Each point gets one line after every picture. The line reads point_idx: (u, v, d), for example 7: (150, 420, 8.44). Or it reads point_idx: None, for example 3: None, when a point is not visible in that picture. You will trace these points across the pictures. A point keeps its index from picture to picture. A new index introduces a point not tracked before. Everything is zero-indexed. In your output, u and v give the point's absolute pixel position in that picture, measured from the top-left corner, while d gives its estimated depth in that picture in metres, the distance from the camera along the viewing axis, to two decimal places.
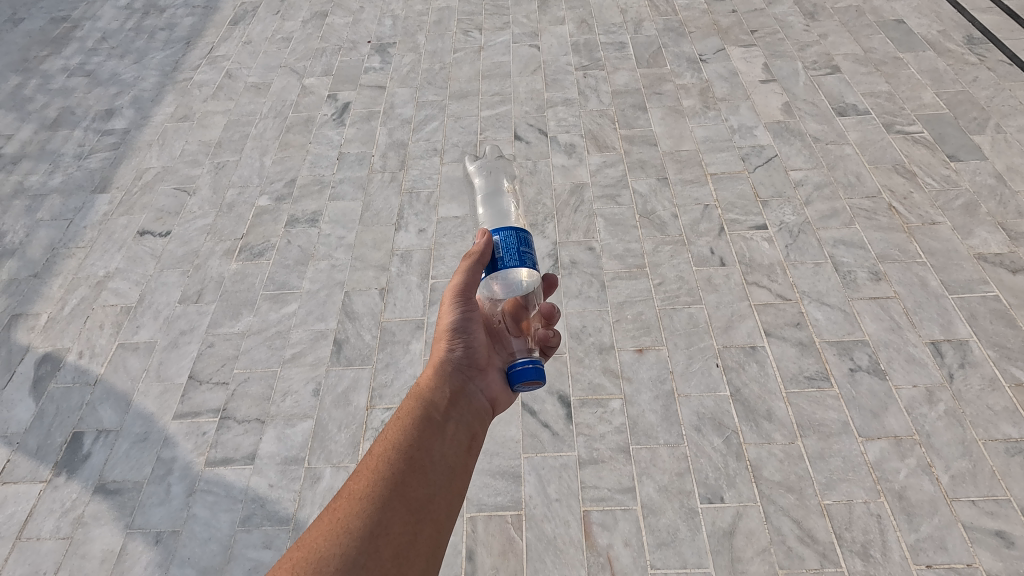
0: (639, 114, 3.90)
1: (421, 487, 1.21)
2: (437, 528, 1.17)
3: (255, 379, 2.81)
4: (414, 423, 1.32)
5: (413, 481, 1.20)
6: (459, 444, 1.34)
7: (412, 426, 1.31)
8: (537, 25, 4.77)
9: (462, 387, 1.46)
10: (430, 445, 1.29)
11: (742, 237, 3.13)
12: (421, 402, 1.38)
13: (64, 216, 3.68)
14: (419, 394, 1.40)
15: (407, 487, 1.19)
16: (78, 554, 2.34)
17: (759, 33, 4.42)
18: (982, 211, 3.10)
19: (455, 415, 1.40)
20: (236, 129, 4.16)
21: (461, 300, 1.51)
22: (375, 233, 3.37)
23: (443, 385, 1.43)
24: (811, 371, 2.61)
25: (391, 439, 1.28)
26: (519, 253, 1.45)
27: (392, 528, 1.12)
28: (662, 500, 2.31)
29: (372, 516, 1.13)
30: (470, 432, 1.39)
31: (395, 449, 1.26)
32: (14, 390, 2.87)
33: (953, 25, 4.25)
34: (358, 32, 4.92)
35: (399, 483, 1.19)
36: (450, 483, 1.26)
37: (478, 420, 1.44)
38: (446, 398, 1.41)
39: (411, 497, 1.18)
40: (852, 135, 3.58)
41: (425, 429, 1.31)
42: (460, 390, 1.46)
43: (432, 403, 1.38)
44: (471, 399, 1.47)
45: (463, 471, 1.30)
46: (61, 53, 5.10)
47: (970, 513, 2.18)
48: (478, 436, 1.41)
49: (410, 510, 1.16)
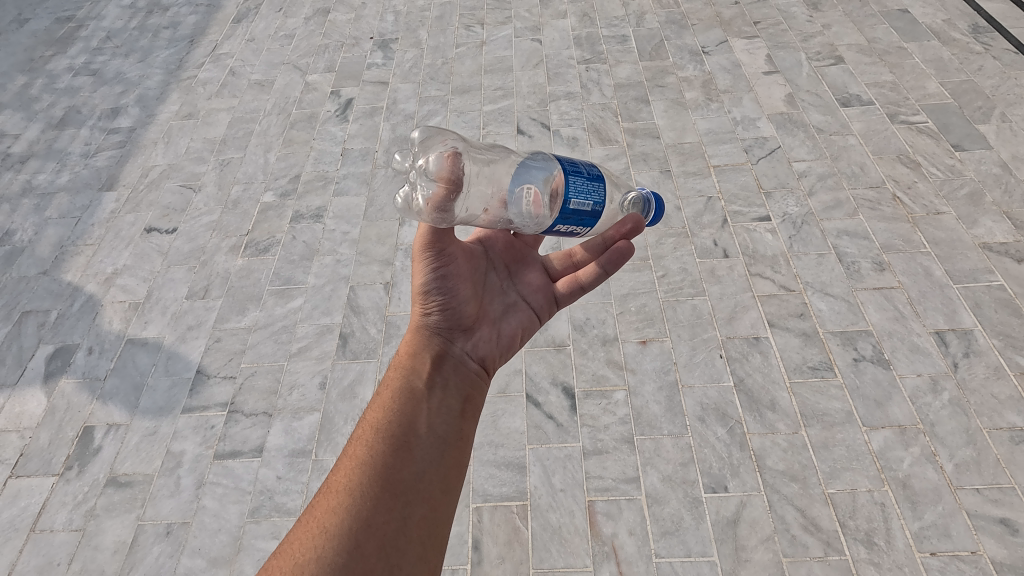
0: (641, 106, 3.89)
1: (405, 469, 1.24)
2: (431, 509, 1.22)
3: (262, 373, 2.84)
4: (395, 398, 1.35)
5: (396, 464, 1.24)
6: (450, 413, 1.38)
7: (394, 404, 1.34)
8: (539, 19, 4.76)
9: (447, 351, 1.48)
10: (416, 420, 1.32)
11: (745, 229, 3.13)
12: (403, 373, 1.41)
13: (72, 214, 3.72)
14: (401, 364, 1.43)
15: (390, 471, 1.23)
16: (91, 545, 2.38)
17: (761, 24, 4.40)
18: (988, 201, 3.08)
19: (439, 381, 1.42)
20: (240, 127, 4.18)
21: (436, 257, 1.50)
22: (378, 228, 3.38)
23: (423, 352, 1.45)
24: (815, 361, 2.62)
25: (373, 422, 1.32)
26: (592, 185, 1.47)
27: (377, 519, 1.15)
28: (665, 489, 2.33)
29: (354, 512, 1.15)
30: (461, 397, 1.43)
31: (377, 433, 1.29)
32: (26, 385, 2.92)
33: (958, 14, 4.22)
34: (360, 28, 4.92)
35: (382, 470, 1.22)
36: (440, 458, 1.30)
37: (468, 382, 1.47)
38: (428, 363, 1.44)
39: (397, 482, 1.22)
40: (855, 125, 3.57)
41: (408, 403, 1.34)
42: (445, 355, 1.48)
43: (414, 371, 1.41)
44: (458, 362, 1.48)
45: (456, 441, 1.35)
46: (66, 53, 5.14)
47: (974, 501, 2.19)
48: (470, 399, 1.44)
49: (396, 496, 1.19)
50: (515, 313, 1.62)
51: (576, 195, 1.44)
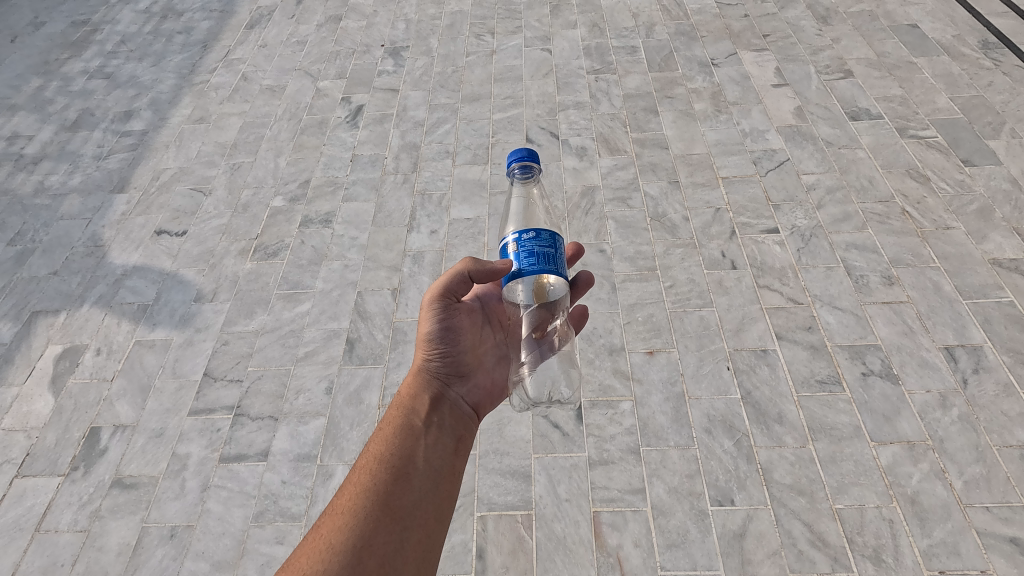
0: (650, 117, 3.91)
1: (404, 496, 1.35)
2: (425, 534, 1.31)
3: (270, 376, 2.84)
4: (396, 433, 1.48)
5: (396, 491, 1.35)
6: (445, 449, 1.51)
7: (394, 438, 1.46)
8: (549, 29, 4.80)
9: (442, 393, 1.63)
10: (414, 453, 1.44)
11: (753, 241, 3.13)
12: (403, 411, 1.54)
13: (84, 215, 3.75)
14: (401, 404, 1.56)
15: (390, 498, 1.33)
16: (95, 546, 2.38)
17: (771, 37, 4.42)
18: (997, 216, 3.08)
19: (436, 421, 1.55)
20: (251, 131, 4.21)
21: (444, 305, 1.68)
22: (387, 233, 3.40)
23: (422, 394, 1.59)
24: (822, 374, 2.60)
25: (374, 452, 1.44)
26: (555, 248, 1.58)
27: (378, 540, 1.25)
28: (671, 501, 2.31)
29: (356, 532, 1.25)
30: (455, 435, 1.55)
31: (378, 463, 1.40)
32: (34, 384, 2.93)
33: (967, 30, 4.23)
34: (371, 35, 4.97)
35: (383, 495, 1.33)
36: (434, 489, 1.40)
37: (462, 423, 1.61)
38: (427, 404, 1.57)
39: (395, 507, 1.32)
40: (864, 139, 3.57)
41: (408, 437, 1.47)
42: (440, 396, 1.62)
43: (413, 410, 1.54)
44: (453, 404, 1.64)
45: (448, 474, 1.46)
46: (81, 56, 5.20)
47: (984, 519, 2.17)
48: (462, 438, 1.57)
49: (395, 520, 1.30)
50: (507, 364, 1.84)
51: (562, 258, 1.61)
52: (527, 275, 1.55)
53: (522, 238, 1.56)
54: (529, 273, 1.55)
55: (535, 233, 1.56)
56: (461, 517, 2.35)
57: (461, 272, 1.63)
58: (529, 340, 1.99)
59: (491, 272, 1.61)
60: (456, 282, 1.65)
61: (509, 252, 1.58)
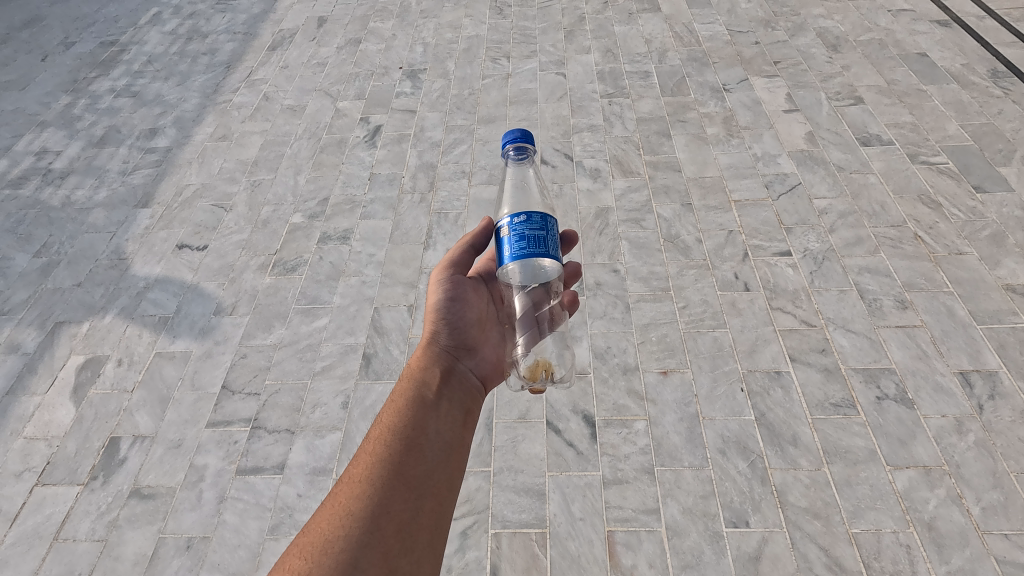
0: (663, 140, 3.98)
1: (418, 465, 1.35)
2: (438, 502, 1.32)
3: (287, 390, 2.88)
4: (408, 404, 1.48)
5: (410, 460, 1.35)
6: (455, 420, 1.51)
7: (407, 409, 1.47)
8: (564, 54, 4.91)
9: (452, 367, 1.65)
10: (425, 424, 1.45)
11: (766, 263, 3.16)
12: (414, 383, 1.55)
13: (108, 229, 3.84)
14: (412, 376, 1.57)
15: (404, 468, 1.33)
16: (112, 556, 2.40)
17: (781, 63, 4.50)
18: (1010, 242, 3.09)
19: (447, 394, 1.57)
20: (272, 149, 4.32)
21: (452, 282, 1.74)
22: (404, 250, 3.46)
23: (432, 366, 1.61)
24: (837, 398, 2.61)
25: (387, 422, 1.44)
26: (547, 232, 1.61)
27: (394, 507, 1.26)
28: (686, 522, 2.31)
29: (373, 498, 1.26)
30: (464, 408, 1.57)
31: (391, 432, 1.41)
32: (56, 394, 2.98)
33: (977, 59, 4.30)
34: (390, 58, 5.11)
35: (397, 463, 1.34)
36: (447, 459, 1.41)
37: (471, 396, 1.63)
38: (437, 377, 1.59)
39: (410, 476, 1.32)
40: (875, 164, 3.61)
41: (420, 408, 1.48)
42: (449, 369, 1.64)
43: (424, 383, 1.55)
44: (462, 377, 1.66)
45: (459, 445, 1.46)
46: (109, 75, 5.36)
47: (1003, 546, 2.15)
48: (471, 411, 1.59)
49: (410, 489, 1.30)
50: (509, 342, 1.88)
51: (554, 241, 1.63)
52: (517, 258, 1.57)
53: (514, 222, 1.59)
54: (518, 255, 1.57)
55: (526, 217, 1.59)
56: (475, 534, 2.35)
57: (460, 248, 1.79)
58: (527, 320, 2.01)
59: (481, 235, 1.79)
60: (462, 257, 1.79)
61: (503, 237, 1.60)
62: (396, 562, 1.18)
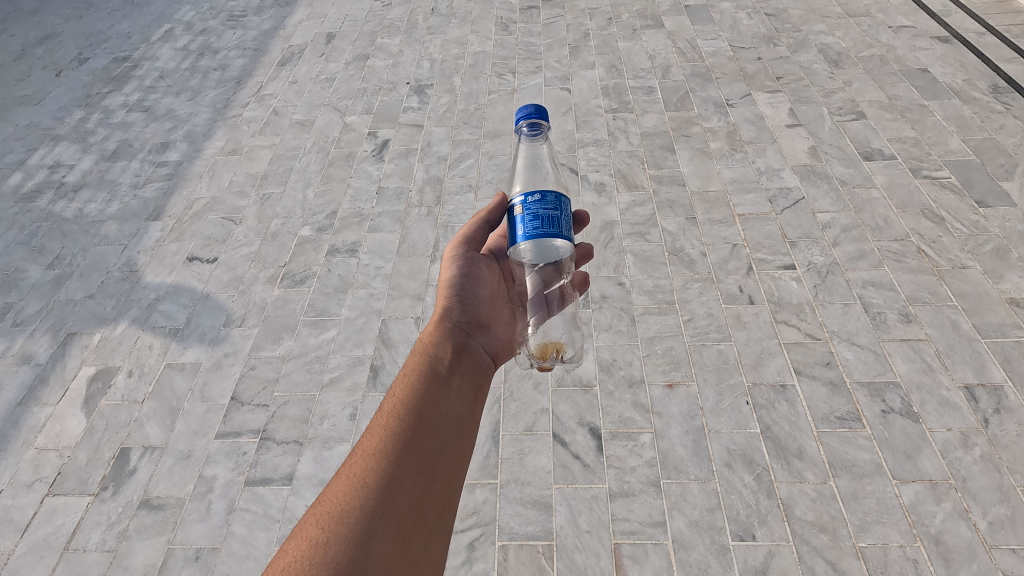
0: (667, 155, 4.03)
1: (431, 440, 1.35)
2: (450, 476, 1.32)
3: (295, 402, 2.91)
4: (421, 377, 1.48)
5: (423, 434, 1.34)
6: (467, 395, 1.51)
7: (420, 383, 1.46)
8: (569, 69, 4.98)
9: (464, 343, 1.65)
10: (438, 397, 1.44)
11: (770, 276, 3.19)
12: (426, 357, 1.54)
13: (120, 241, 3.90)
14: (424, 350, 1.57)
15: (418, 440, 1.33)
16: (122, 566, 2.41)
17: (784, 79, 4.56)
18: (1014, 257, 3.11)
19: (459, 369, 1.56)
20: (281, 163, 4.38)
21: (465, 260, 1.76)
22: (411, 263, 3.51)
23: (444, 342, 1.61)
24: (842, 411, 2.62)
25: (399, 395, 1.43)
26: (560, 211, 1.62)
27: (408, 479, 1.25)
28: (693, 535, 2.32)
29: (387, 471, 1.25)
30: (475, 384, 1.57)
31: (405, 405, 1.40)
32: (67, 405, 3.01)
33: (978, 75, 4.35)
34: (397, 74, 5.19)
35: (410, 436, 1.33)
36: (459, 433, 1.41)
37: (482, 371, 1.63)
38: (450, 352, 1.59)
39: (423, 450, 1.32)
40: (878, 179, 3.65)
41: (433, 382, 1.47)
42: (461, 345, 1.64)
43: (437, 357, 1.55)
44: (474, 353, 1.67)
45: (471, 420, 1.46)
46: (121, 90, 5.46)
47: (1011, 561, 2.15)
48: (482, 387, 1.59)
49: (423, 462, 1.30)
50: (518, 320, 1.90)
51: (568, 220, 1.64)
52: (530, 236, 1.60)
53: (528, 201, 1.61)
54: (531, 235, 1.60)
55: (540, 197, 1.61)
56: (482, 545, 2.36)
57: (474, 225, 1.82)
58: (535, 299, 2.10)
59: (494, 212, 1.80)
60: (475, 233, 1.83)
61: (516, 216, 1.63)
62: (410, 534, 1.18)
